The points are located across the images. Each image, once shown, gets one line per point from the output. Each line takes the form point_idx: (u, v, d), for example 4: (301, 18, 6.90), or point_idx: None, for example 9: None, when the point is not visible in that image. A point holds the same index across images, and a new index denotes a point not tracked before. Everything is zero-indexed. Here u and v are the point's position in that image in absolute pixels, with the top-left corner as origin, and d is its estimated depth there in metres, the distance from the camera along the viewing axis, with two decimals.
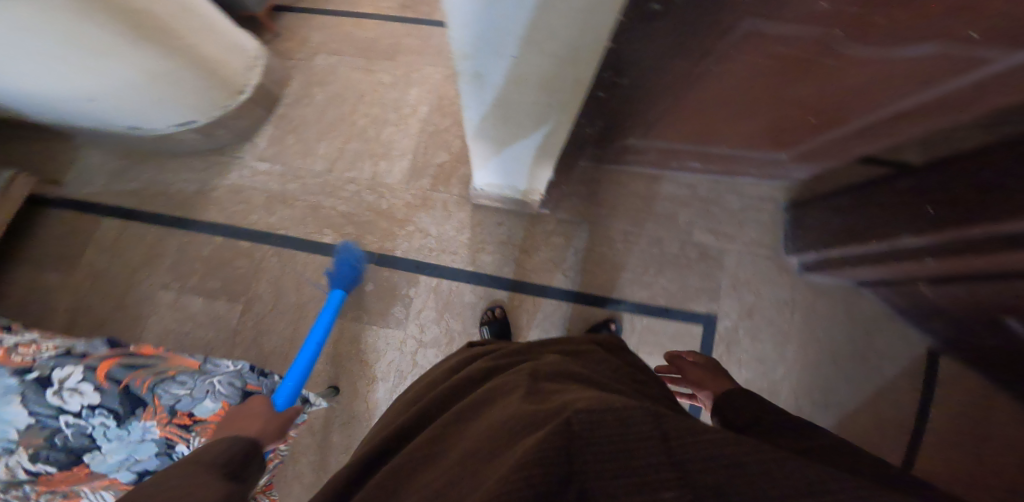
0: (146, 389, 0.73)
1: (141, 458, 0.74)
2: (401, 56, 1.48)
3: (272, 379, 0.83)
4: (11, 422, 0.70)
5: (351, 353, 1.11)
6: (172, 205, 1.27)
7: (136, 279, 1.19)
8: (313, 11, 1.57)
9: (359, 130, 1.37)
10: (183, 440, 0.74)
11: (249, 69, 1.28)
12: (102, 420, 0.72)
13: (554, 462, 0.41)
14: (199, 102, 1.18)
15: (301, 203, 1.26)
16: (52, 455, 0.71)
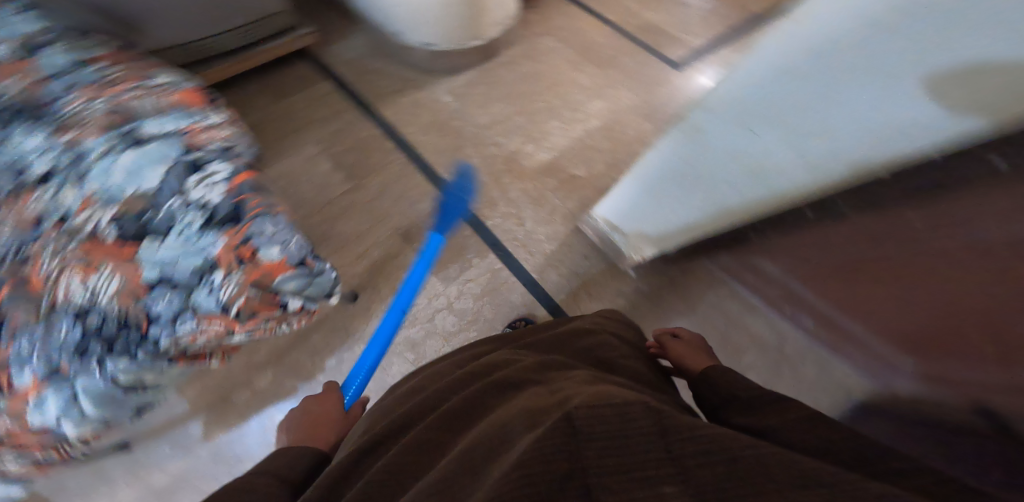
0: (249, 213, 0.81)
1: (177, 266, 0.75)
2: (609, 69, 1.53)
3: (324, 267, 0.90)
4: (141, 181, 0.77)
5: (391, 274, 1.12)
6: (364, 87, 1.47)
7: (300, 122, 1.39)
8: (567, 4, 1.71)
9: (533, 110, 1.44)
10: (225, 270, 0.77)
11: (494, 28, 1.42)
12: (191, 217, 0.77)
13: (557, 458, 0.38)
14: (451, 33, 1.35)
15: (445, 137, 1.35)
16: (127, 222, 0.75)
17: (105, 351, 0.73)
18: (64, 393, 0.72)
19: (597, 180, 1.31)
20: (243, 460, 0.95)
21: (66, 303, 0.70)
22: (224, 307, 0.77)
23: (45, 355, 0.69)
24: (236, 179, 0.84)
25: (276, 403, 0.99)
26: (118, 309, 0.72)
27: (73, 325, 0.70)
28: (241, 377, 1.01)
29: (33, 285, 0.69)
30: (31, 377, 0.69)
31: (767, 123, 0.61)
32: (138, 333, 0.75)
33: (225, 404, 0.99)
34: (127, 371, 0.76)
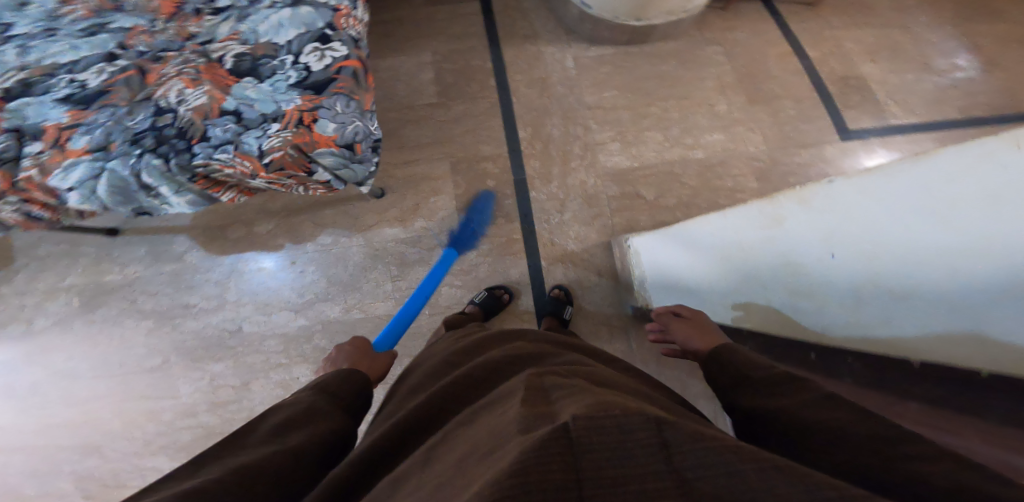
0: (333, 89, 0.94)
1: (253, 106, 0.92)
2: (761, 106, 1.43)
3: (368, 161, 1.01)
4: (276, 37, 0.98)
5: (421, 194, 1.20)
6: (503, 16, 1.47)
7: (431, 25, 1.44)
8: (766, 22, 1.57)
9: (644, 113, 1.39)
10: (284, 124, 0.90)
11: (666, 12, 1.31)
12: (289, 75, 0.95)
13: (555, 470, 0.32)
14: (618, 4, 1.28)
15: (544, 99, 1.34)
16: (243, 61, 0.96)
17: (148, 147, 0.88)
18: (93, 169, 0.86)
19: (658, 210, 1.26)
20: (202, 286, 1.13)
21: (161, 102, 0.92)
22: (261, 153, 0.90)
23: (107, 133, 0.88)
24: (342, 62, 0.96)
25: (261, 251, 1.15)
26: (190, 117, 0.90)
27: (147, 116, 0.90)
28: (246, 218, 1.17)
29: (150, 79, 0.94)
30: (86, 143, 0.87)
31: (857, 248, 0.61)
32: (185, 145, 0.89)
33: (218, 233, 1.16)
34: (152, 175, 0.88)
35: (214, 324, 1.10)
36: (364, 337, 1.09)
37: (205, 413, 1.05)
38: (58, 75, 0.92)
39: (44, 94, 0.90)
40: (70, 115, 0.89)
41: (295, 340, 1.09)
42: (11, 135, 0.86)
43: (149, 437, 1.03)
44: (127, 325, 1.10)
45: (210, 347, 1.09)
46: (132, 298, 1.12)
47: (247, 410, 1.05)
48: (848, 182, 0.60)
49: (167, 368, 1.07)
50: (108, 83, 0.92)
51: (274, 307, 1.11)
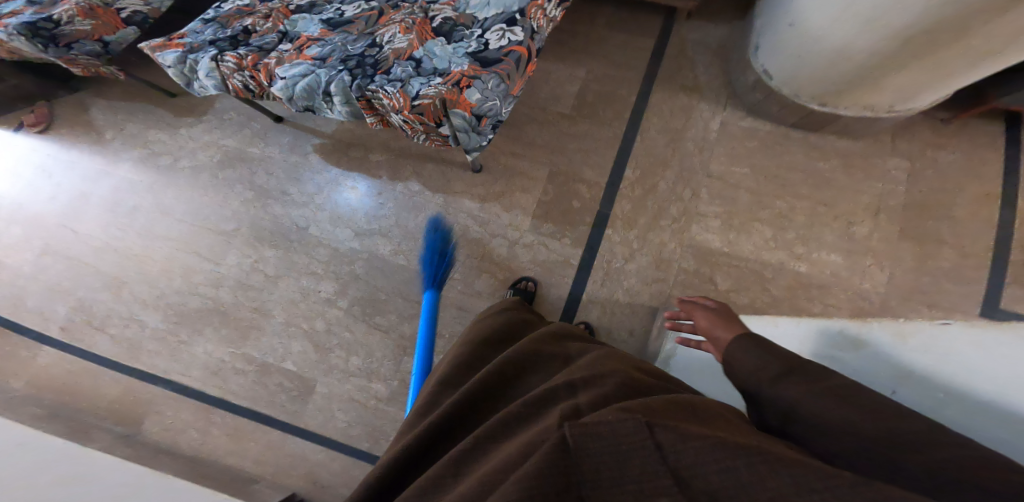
0: (495, 69, 1.01)
1: (433, 60, 1.05)
2: (912, 243, 1.26)
3: (483, 135, 1.05)
4: (479, 11, 1.09)
5: (505, 186, 1.29)
6: (674, 52, 1.43)
7: (600, 37, 1.46)
8: (993, 149, 1.32)
9: (765, 203, 1.30)
10: (444, 80, 1.01)
11: (860, 105, 1.18)
12: (471, 45, 1.05)
13: (555, 474, 0.44)
14: (806, 80, 1.18)
15: (668, 149, 1.32)
16: (446, 23, 1.09)
17: (348, 67, 1.06)
18: (307, 70, 1.07)
19: (725, 304, 1.20)
20: (306, 182, 1.36)
21: (377, 38, 1.11)
22: (416, 95, 1.00)
23: (333, 49, 1.10)
24: (514, 46, 1.03)
25: (364, 174, 1.34)
26: (389, 56, 1.07)
27: (363, 46, 1.10)
28: (369, 145, 1.37)
29: (382, 20, 1.15)
30: (315, 53, 1.10)
31: (920, 398, 0.56)
32: (371, 73, 1.05)
33: (342, 148, 1.37)
34: (338, 87, 1.04)
35: (292, 216, 1.33)
36: (395, 284, 1.24)
37: (224, 290, 1.29)
38: (332, 5, 1.19)
39: (316, 14, 1.18)
40: (320, 32, 1.14)
41: (339, 258, 1.28)
42: (280, 36, 1.15)
43: (165, 291, 1.30)
44: (232, 190, 1.38)
45: (274, 234, 1.32)
46: (252, 171, 1.39)
47: (260, 300, 1.27)
48: (962, 331, 0.56)
49: (232, 237, 1.33)
50: (355, 16, 1.16)
51: (343, 223, 1.31)
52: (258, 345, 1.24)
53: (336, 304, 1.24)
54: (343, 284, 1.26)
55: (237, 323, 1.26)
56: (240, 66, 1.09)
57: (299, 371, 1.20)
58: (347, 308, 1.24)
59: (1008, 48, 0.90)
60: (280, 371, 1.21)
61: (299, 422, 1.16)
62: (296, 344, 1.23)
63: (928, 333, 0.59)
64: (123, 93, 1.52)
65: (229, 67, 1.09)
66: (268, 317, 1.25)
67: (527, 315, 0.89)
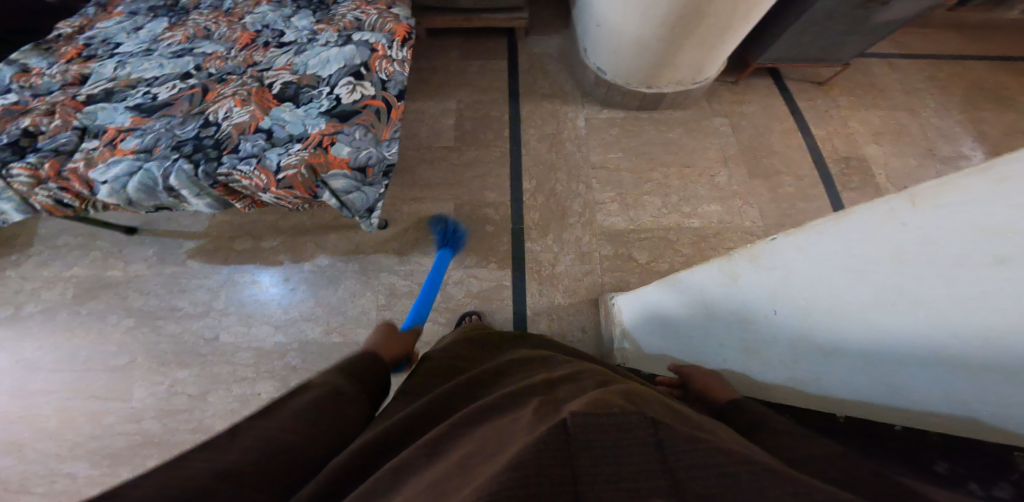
0: (357, 120, 0.97)
1: (284, 127, 0.97)
2: (761, 180, 1.48)
3: (378, 188, 1.00)
4: (322, 70, 1.04)
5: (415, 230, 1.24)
6: (527, 71, 1.54)
7: (458, 71, 1.52)
8: (775, 98, 1.64)
9: (646, 177, 1.43)
10: (305, 145, 0.94)
11: (674, 83, 1.40)
12: (322, 104, 0.99)
13: (553, 467, 0.40)
14: (631, 75, 1.38)
15: (552, 153, 1.40)
16: (288, 88, 1.02)
17: (185, 155, 0.94)
18: (132, 167, 0.92)
19: (651, 274, 1.27)
20: (195, 290, 1.18)
21: (210, 116, 0.99)
22: (278, 169, 0.92)
23: (154, 138, 0.96)
24: (369, 100, 1.00)
25: (258, 266, 1.20)
26: (229, 132, 0.96)
27: (195, 127, 0.98)
28: (257, 231, 1.24)
29: (209, 96, 1.03)
30: (135, 145, 0.95)
31: (793, 313, 0.58)
32: (216, 155, 0.94)
33: (225, 243, 1.23)
34: (181, 178, 0.92)
35: (194, 328, 1.14)
36: (339, 361, 1.10)
37: (149, 420, 1.05)
38: (137, 88, 1.04)
39: (120, 102, 1.02)
40: (132, 121, 0.98)
41: (267, 355, 1.11)
42: (76, 132, 0.97)
43: (79, 439, 1.03)
44: (108, 321, 1.14)
45: (181, 353, 1.11)
46: (123, 295, 1.17)
47: (197, 420, 1.05)
48: (788, 240, 0.54)
49: (131, 369, 1.09)
50: (173, 97, 1.02)
51: (257, 320, 1.14)
52: None
53: (284, 399, 1.07)
54: (283, 379, 1.09)
55: (182, 445, 1.03)
56: (40, 180, 0.92)
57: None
58: None
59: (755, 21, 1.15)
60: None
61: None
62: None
63: (767, 252, 0.58)
64: None
65: (25, 183, 0.91)
66: (215, 433, 1.04)
67: (489, 331, 0.82)
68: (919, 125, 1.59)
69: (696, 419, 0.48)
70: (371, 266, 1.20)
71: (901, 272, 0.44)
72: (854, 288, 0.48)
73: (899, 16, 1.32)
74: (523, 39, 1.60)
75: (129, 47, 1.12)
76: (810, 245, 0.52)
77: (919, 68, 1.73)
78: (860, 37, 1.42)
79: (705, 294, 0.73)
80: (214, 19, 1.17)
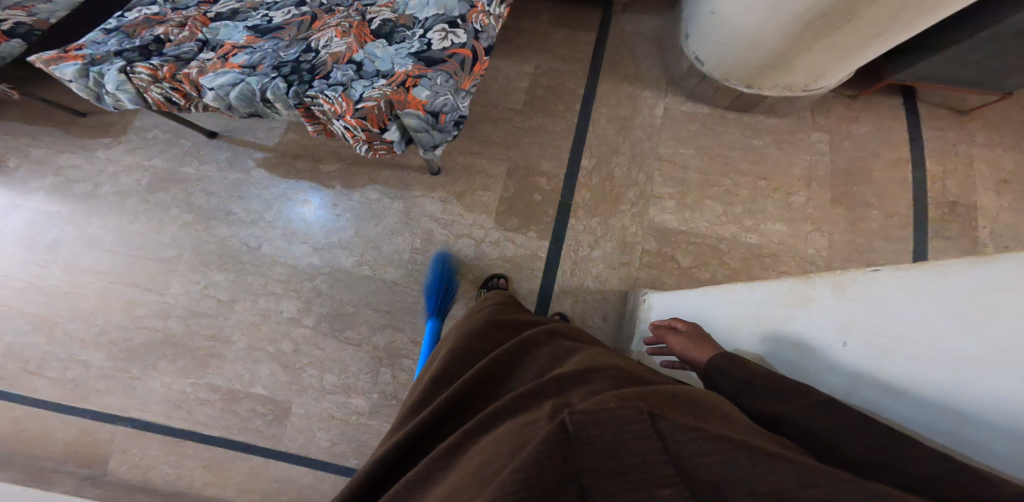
0: (441, 67, 0.99)
1: (376, 63, 1.02)
2: (843, 209, 1.37)
3: (445, 133, 1.04)
4: (419, 12, 1.06)
5: (464, 186, 1.28)
6: (614, 47, 1.48)
7: (542, 36, 1.49)
8: (898, 121, 1.47)
9: (713, 181, 1.37)
10: (388, 82, 0.98)
11: (781, 87, 1.29)
12: (412, 45, 1.02)
13: (554, 465, 0.43)
14: (733, 71, 1.29)
15: (619, 137, 1.37)
16: (386, 25, 1.06)
17: (283, 74, 1.01)
18: (235, 79, 1.00)
19: (689, 279, 1.25)
20: (251, 199, 1.29)
21: (313, 43, 1.06)
22: (359, 99, 0.97)
23: (262, 57, 1.03)
24: (458, 48, 1.01)
25: (316, 188, 1.29)
26: (326, 59, 1.03)
27: (297, 51, 1.05)
28: (317, 155, 1.32)
29: (316, 25, 1.09)
30: (242, 61, 1.03)
31: (868, 344, 0.56)
32: (309, 78, 1.01)
33: (288, 160, 1.32)
34: (275, 94, 1.00)
35: (240, 235, 1.26)
36: (362, 295, 1.20)
37: (173, 320, 1.20)
38: (258, 11, 1.12)
39: (240, 21, 1.11)
40: (247, 39, 1.08)
41: (298, 275, 1.22)
42: (199, 44, 1.07)
43: (106, 327, 1.20)
44: (169, 213, 1.29)
45: (223, 257, 1.25)
46: (189, 192, 1.31)
47: (217, 327, 1.19)
48: (894, 271, 0.53)
49: (175, 263, 1.25)
50: (286, 21, 1.10)
51: (301, 239, 1.25)
52: (221, 373, 1.16)
53: (301, 323, 1.18)
54: (305, 303, 1.20)
55: (195, 351, 1.18)
56: (157, 78, 1.02)
57: (269, 395, 1.14)
58: (314, 326, 1.18)
59: (901, 31, 1.01)
60: (250, 396, 1.14)
61: (285, 441, 1.10)
62: (264, 367, 1.16)
63: (852, 281, 0.59)
64: (30, 116, 1.39)
65: (144, 79, 1.02)
66: (229, 344, 1.18)
67: (511, 313, 0.86)
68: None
69: (702, 409, 0.50)
70: (415, 210, 1.26)
71: (1014, 334, 0.42)
72: (957, 338, 0.46)
73: None
74: (621, 13, 1.53)
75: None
76: (921, 283, 0.50)
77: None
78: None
79: (774, 313, 0.72)
80: None
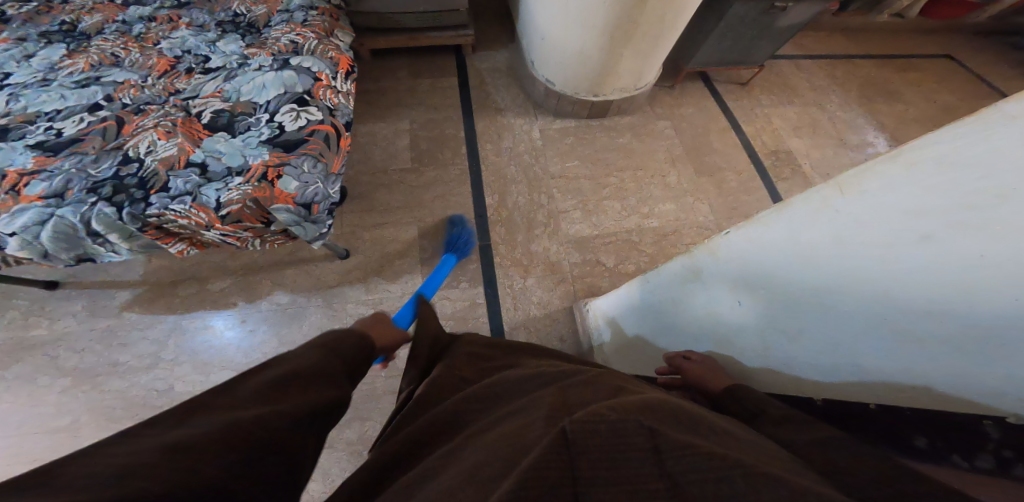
0: (303, 148, 0.91)
1: (219, 160, 0.89)
2: (708, 177, 1.54)
3: (322, 224, 0.94)
4: (259, 95, 0.97)
5: (380, 257, 1.20)
6: (476, 88, 1.54)
7: (408, 92, 1.50)
8: (710, 99, 1.73)
9: (604, 182, 1.46)
10: (246, 178, 0.86)
11: (617, 89, 1.43)
12: (261, 132, 0.92)
13: (553, 468, 0.37)
14: (575, 83, 1.40)
15: (511, 167, 1.40)
16: (222, 117, 0.95)
17: (105, 196, 0.83)
18: (41, 214, 0.80)
19: (619, 276, 1.29)
20: (138, 343, 1.07)
21: (129, 151, 0.89)
22: (218, 205, 0.84)
23: (64, 182, 0.83)
24: (317, 125, 0.94)
25: (209, 310, 1.11)
26: (155, 169, 0.86)
27: (113, 166, 0.87)
28: (201, 275, 1.14)
29: (126, 129, 0.92)
30: (42, 190, 0.82)
31: (756, 296, 0.60)
32: (143, 195, 0.84)
33: (167, 290, 1.12)
34: (103, 222, 0.81)
35: (142, 383, 1.03)
36: None
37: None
38: (36, 124, 0.91)
39: (17, 140, 0.89)
40: (35, 162, 0.85)
41: None
42: None
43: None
44: (39, 382, 1.02)
45: (138, 406, 1.01)
46: (53, 354, 1.04)
47: None
48: (738, 232, 0.58)
49: (77, 429, 0.98)
50: (82, 132, 0.91)
51: (215, 367, 1.05)
52: None
53: None
54: None
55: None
56: None
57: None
58: None
59: (675, 28, 1.18)
60: None
61: None
62: None
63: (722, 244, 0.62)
64: None
65: None
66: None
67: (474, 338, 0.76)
68: (831, 117, 1.72)
69: (706, 419, 0.43)
70: (344, 294, 1.14)
71: (841, 255, 0.47)
72: (810, 271, 0.51)
73: (802, 19, 1.42)
74: (473, 58, 1.61)
75: (22, 77, 0.99)
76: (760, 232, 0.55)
77: (820, 69, 1.88)
78: (770, 42, 1.52)
79: (681, 287, 0.74)
80: (122, 44, 1.07)
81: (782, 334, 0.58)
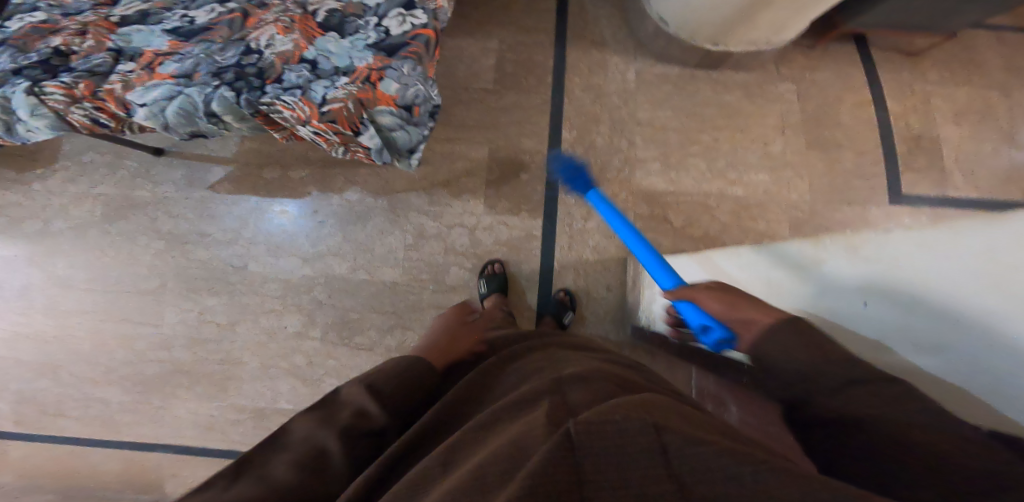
0: (404, 53, 0.91)
1: (329, 59, 0.92)
2: (818, 153, 1.39)
3: (426, 125, 0.97)
4: None
5: (445, 177, 1.24)
6: (578, 18, 1.46)
7: (504, 12, 1.45)
8: (852, 61, 1.48)
9: (694, 139, 1.37)
10: (351, 79, 0.89)
11: (744, 42, 1.28)
12: (368, 36, 0.94)
13: (561, 475, 0.38)
14: (697, 28, 1.27)
15: (596, 107, 1.35)
16: (332, 16, 0.97)
17: (226, 81, 0.89)
18: (172, 91, 0.88)
19: (682, 236, 1.28)
20: (223, 217, 1.23)
21: (252, 43, 0.94)
22: (323, 102, 0.87)
23: (192, 63, 0.91)
24: (419, 30, 0.94)
25: (286, 196, 1.24)
26: (272, 60, 0.92)
27: (236, 54, 0.93)
28: (283, 161, 1.25)
29: (250, 22, 0.97)
30: (174, 69, 0.90)
31: (890, 300, 0.58)
32: (260, 84, 0.90)
33: (252, 172, 1.25)
34: (222, 105, 0.88)
35: (222, 256, 1.20)
36: (364, 298, 1.16)
37: (177, 349, 1.15)
38: (173, 11, 0.98)
39: (155, 25, 0.97)
40: (170, 45, 0.94)
41: (294, 289, 1.17)
42: (110, 53, 0.92)
43: (111, 364, 1.15)
44: (137, 243, 1.22)
45: (211, 280, 1.19)
46: (151, 216, 1.23)
47: (224, 351, 1.14)
48: (905, 231, 0.57)
49: (161, 293, 1.19)
50: (212, 21, 0.96)
51: (285, 252, 1.20)
52: (240, 394, 1.12)
53: (310, 335, 1.14)
54: (308, 314, 1.16)
55: (210, 376, 1.13)
56: (75, 98, 0.89)
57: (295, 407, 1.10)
58: (322, 337, 1.14)
59: None
60: (275, 411, 1.11)
61: None
62: (283, 382, 1.12)
63: (873, 241, 0.61)
64: None
65: (59, 100, 0.88)
66: (241, 364, 1.14)
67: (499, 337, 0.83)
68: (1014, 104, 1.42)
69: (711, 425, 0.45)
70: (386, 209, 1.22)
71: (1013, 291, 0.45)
72: (955, 285, 0.50)
73: None
74: None
75: None
76: (931, 241, 0.53)
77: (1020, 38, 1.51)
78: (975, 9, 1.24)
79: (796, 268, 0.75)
80: None
81: (912, 343, 0.56)
